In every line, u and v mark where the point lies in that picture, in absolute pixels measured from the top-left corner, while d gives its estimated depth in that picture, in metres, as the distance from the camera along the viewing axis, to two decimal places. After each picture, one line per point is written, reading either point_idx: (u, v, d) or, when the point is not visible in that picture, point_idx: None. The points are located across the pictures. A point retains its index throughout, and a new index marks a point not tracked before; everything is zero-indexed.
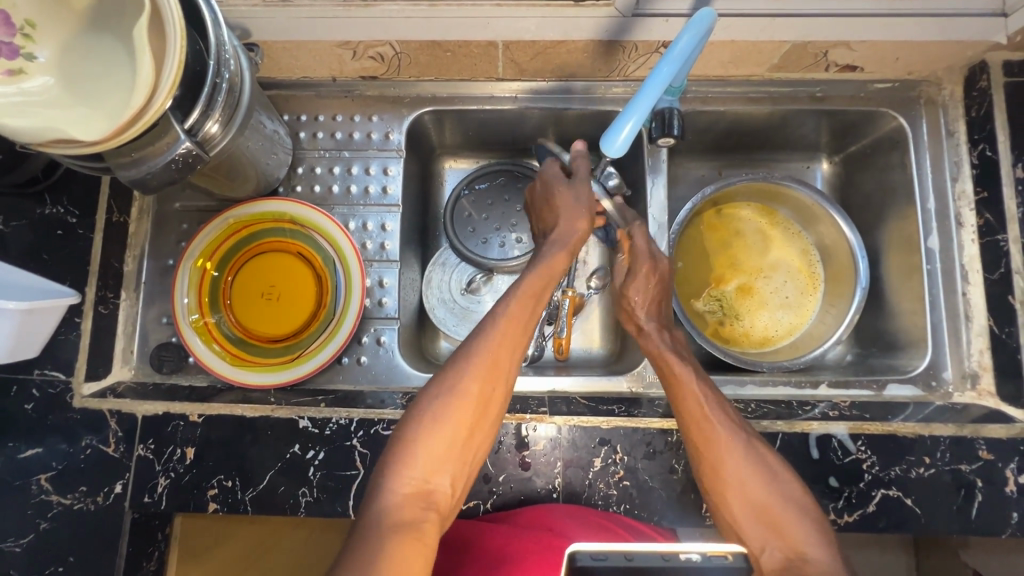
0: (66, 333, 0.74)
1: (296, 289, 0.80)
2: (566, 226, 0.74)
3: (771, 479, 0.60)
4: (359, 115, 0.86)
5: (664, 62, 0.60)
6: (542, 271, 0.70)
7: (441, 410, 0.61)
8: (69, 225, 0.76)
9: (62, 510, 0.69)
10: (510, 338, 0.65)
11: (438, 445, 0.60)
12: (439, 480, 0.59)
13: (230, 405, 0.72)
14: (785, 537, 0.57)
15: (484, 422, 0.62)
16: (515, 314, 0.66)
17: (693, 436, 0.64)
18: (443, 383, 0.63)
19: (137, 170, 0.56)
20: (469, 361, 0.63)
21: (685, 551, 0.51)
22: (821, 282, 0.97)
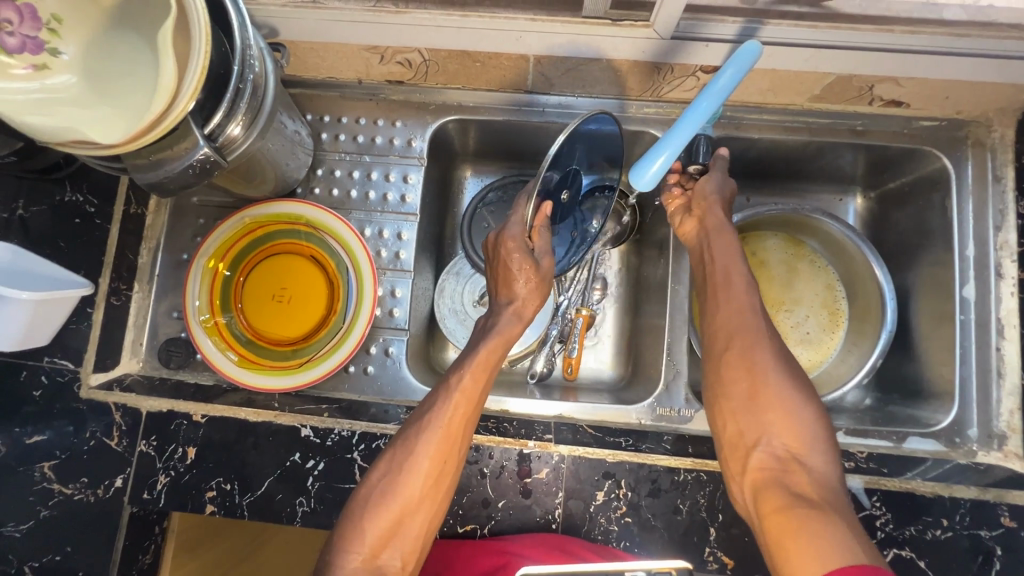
0: (77, 324, 0.73)
1: (307, 293, 0.79)
2: (526, 297, 0.77)
3: (797, 396, 0.65)
4: (382, 119, 0.85)
5: (706, 96, 0.60)
6: (494, 350, 0.73)
7: (393, 480, 0.64)
8: (87, 213, 0.75)
9: (62, 499, 0.70)
10: (464, 405, 0.67)
11: (385, 522, 0.62)
12: (389, 556, 0.62)
13: (234, 408, 0.71)
14: (792, 439, 0.63)
15: (440, 492, 0.65)
16: (465, 389, 0.68)
17: (726, 332, 0.70)
18: (398, 455, 0.65)
19: (154, 173, 0.54)
20: (430, 423, 0.65)
21: (633, 569, 0.58)
22: (844, 319, 0.94)
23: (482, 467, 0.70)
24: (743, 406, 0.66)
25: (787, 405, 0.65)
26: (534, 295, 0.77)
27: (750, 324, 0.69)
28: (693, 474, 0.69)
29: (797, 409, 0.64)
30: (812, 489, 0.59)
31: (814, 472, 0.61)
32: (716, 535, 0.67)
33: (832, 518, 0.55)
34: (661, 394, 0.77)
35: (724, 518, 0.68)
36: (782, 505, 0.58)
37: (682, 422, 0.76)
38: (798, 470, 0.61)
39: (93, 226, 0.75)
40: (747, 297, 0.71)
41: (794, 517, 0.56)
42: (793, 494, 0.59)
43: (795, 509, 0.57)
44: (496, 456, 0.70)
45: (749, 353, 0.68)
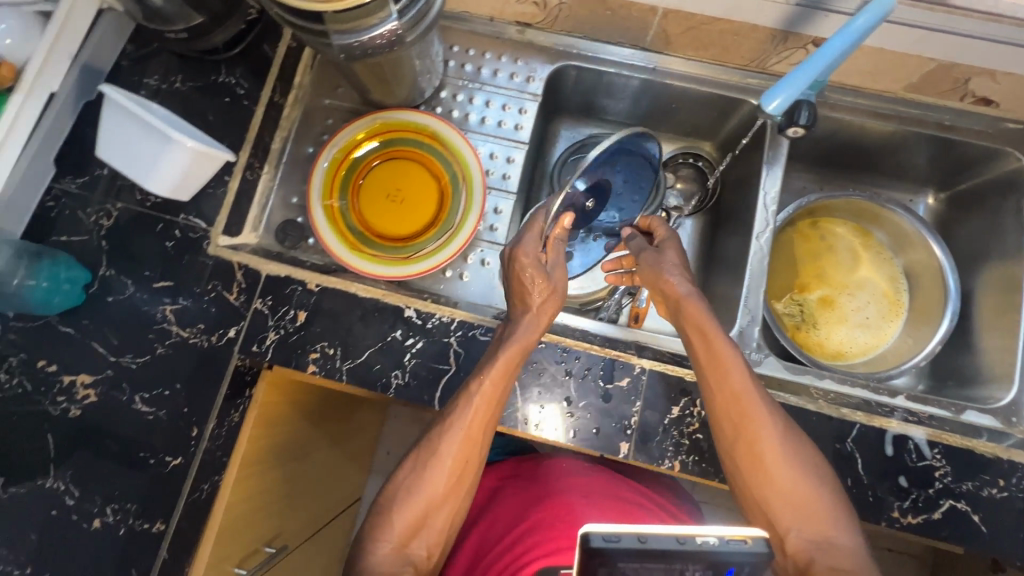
0: (215, 189, 0.80)
1: (419, 199, 0.85)
2: (541, 307, 0.71)
3: (809, 465, 0.65)
4: (506, 56, 0.91)
5: (838, 36, 0.66)
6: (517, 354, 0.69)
7: (418, 480, 0.67)
8: (237, 94, 0.83)
9: (178, 340, 0.76)
10: (486, 414, 0.68)
11: (412, 515, 0.66)
12: (416, 545, 0.66)
13: (346, 283, 0.77)
14: (819, 523, 0.62)
15: (462, 485, 0.68)
16: (485, 395, 0.68)
17: (720, 394, 0.67)
18: (424, 453, 0.69)
19: (347, 37, 0.61)
20: (454, 430, 0.67)
21: (702, 534, 0.50)
22: (904, 309, 0.99)
23: (568, 368, 0.75)
24: (762, 490, 0.65)
25: (807, 482, 0.64)
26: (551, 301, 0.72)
27: (757, 403, 0.66)
28: None
29: (808, 479, 0.64)
30: (846, 564, 0.59)
31: (845, 549, 0.61)
32: None
33: None
34: (734, 338, 0.82)
35: None
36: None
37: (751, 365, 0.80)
38: (828, 546, 0.61)
39: (240, 106, 0.83)
40: (751, 377, 0.67)
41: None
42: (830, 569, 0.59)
43: None
44: (583, 359, 0.75)
45: (750, 421, 0.66)
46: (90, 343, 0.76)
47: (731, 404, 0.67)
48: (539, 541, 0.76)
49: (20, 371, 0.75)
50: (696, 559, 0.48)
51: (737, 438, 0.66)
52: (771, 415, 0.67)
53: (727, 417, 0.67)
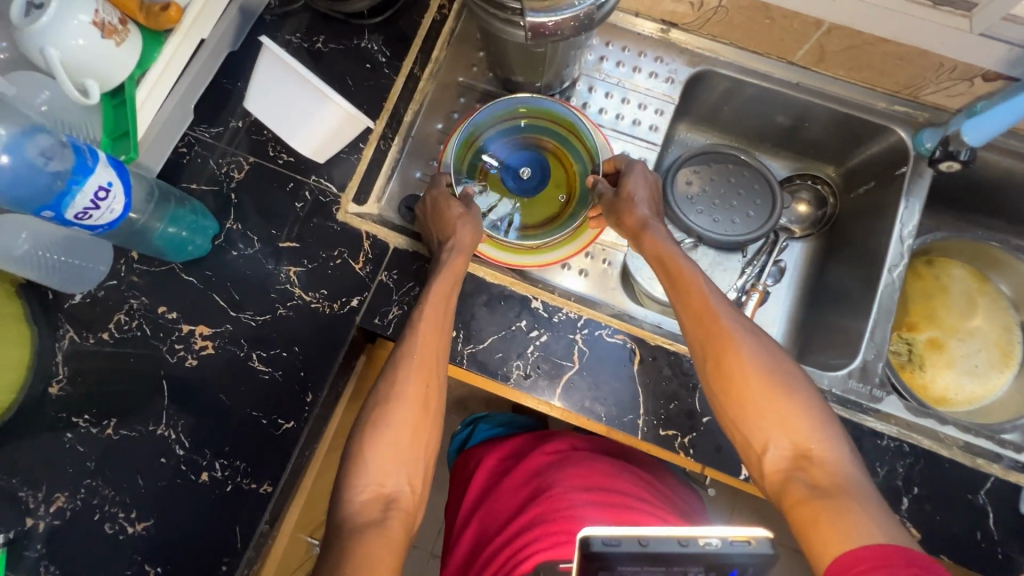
0: (348, 154, 0.79)
1: (544, 191, 0.83)
2: (462, 230, 0.72)
3: (783, 381, 0.63)
4: (648, 54, 0.90)
5: None
6: (451, 276, 0.70)
7: (382, 415, 0.65)
8: (379, 62, 0.82)
9: (299, 303, 0.75)
10: (434, 338, 0.68)
11: (384, 454, 0.63)
12: (395, 483, 0.63)
13: (475, 266, 0.76)
14: (796, 436, 0.60)
15: (430, 419, 0.67)
16: (431, 319, 0.68)
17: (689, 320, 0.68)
18: (380, 388, 0.67)
19: (546, 15, 0.58)
20: (408, 360, 0.66)
21: (705, 535, 0.51)
22: (1016, 362, 0.95)
23: (694, 381, 0.72)
24: (744, 413, 0.63)
25: (786, 399, 0.62)
26: (470, 229, 0.73)
27: (731, 329, 0.65)
28: (896, 442, 0.71)
29: (788, 397, 0.62)
30: (828, 482, 0.57)
31: (828, 464, 0.58)
32: (907, 505, 0.68)
33: (857, 505, 0.53)
34: (857, 372, 0.79)
35: (919, 491, 0.69)
36: (815, 507, 0.55)
37: (874, 401, 0.77)
38: (811, 461, 0.59)
39: (380, 74, 0.82)
40: (714, 294, 0.67)
41: (823, 518, 0.53)
42: (812, 486, 0.57)
43: (824, 504, 0.55)
44: None
45: (723, 348, 0.65)
46: (212, 295, 0.75)
47: (711, 338, 0.66)
48: (538, 534, 0.69)
49: (140, 315, 0.74)
50: (698, 560, 0.50)
51: (716, 368, 0.65)
52: (741, 332, 0.66)
53: (699, 342, 0.67)
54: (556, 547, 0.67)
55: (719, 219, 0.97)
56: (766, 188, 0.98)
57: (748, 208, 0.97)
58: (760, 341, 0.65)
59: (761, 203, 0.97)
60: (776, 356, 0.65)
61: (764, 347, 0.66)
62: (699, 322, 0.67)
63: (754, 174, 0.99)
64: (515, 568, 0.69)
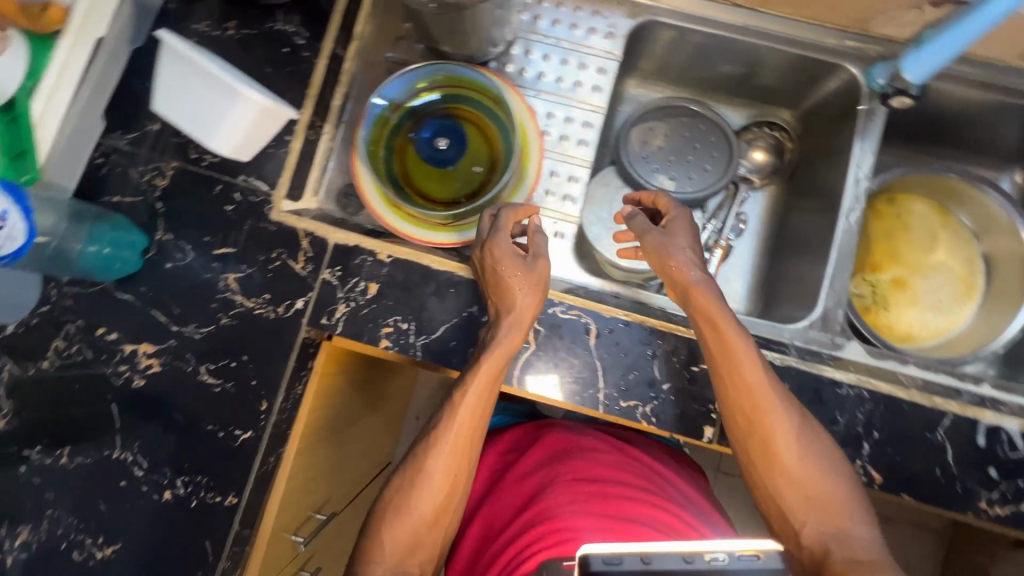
0: (276, 149, 0.75)
1: (463, 164, 0.78)
2: (524, 306, 0.66)
3: (827, 466, 0.64)
4: (585, 9, 0.85)
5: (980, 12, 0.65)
6: (502, 361, 0.66)
7: (409, 497, 0.66)
8: (297, 45, 0.76)
9: (243, 311, 0.72)
10: (470, 424, 0.67)
11: (404, 534, 0.65)
12: (411, 562, 0.65)
13: (419, 255, 0.73)
14: (823, 506, 0.62)
15: (453, 501, 0.68)
16: (474, 402, 0.66)
17: (725, 388, 0.66)
18: (411, 467, 0.67)
19: None
20: (442, 445, 0.66)
21: (710, 551, 0.44)
22: (978, 293, 0.95)
23: (651, 349, 0.71)
24: (776, 480, 0.64)
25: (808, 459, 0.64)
26: (531, 301, 0.67)
27: (759, 385, 0.65)
28: (856, 389, 0.71)
29: (827, 478, 0.63)
30: (865, 556, 0.58)
31: (856, 534, 0.61)
32: (868, 450, 0.69)
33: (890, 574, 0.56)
34: (817, 321, 0.79)
35: (879, 436, 0.70)
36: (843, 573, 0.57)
37: (835, 348, 0.77)
38: (846, 537, 0.60)
39: (300, 58, 0.76)
40: (759, 362, 0.65)
41: None
42: (847, 558, 0.58)
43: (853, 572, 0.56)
44: (668, 341, 0.71)
45: (765, 422, 0.64)
46: (151, 311, 0.72)
47: (750, 412, 0.65)
48: (543, 533, 0.67)
49: (80, 338, 0.72)
50: None
51: (745, 420, 0.65)
52: (788, 412, 0.65)
53: (738, 411, 0.66)
54: (559, 544, 0.64)
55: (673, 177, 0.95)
56: (722, 140, 0.95)
57: (703, 162, 0.95)
58: (805, 426, 0.65)
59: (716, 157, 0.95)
60: (821, 437, 0.65)
61: (810, 427, 0.66)
62: (739, 394, 0.65)
63: (707, 126, 0.95)
64: (516, 566, 0.66)
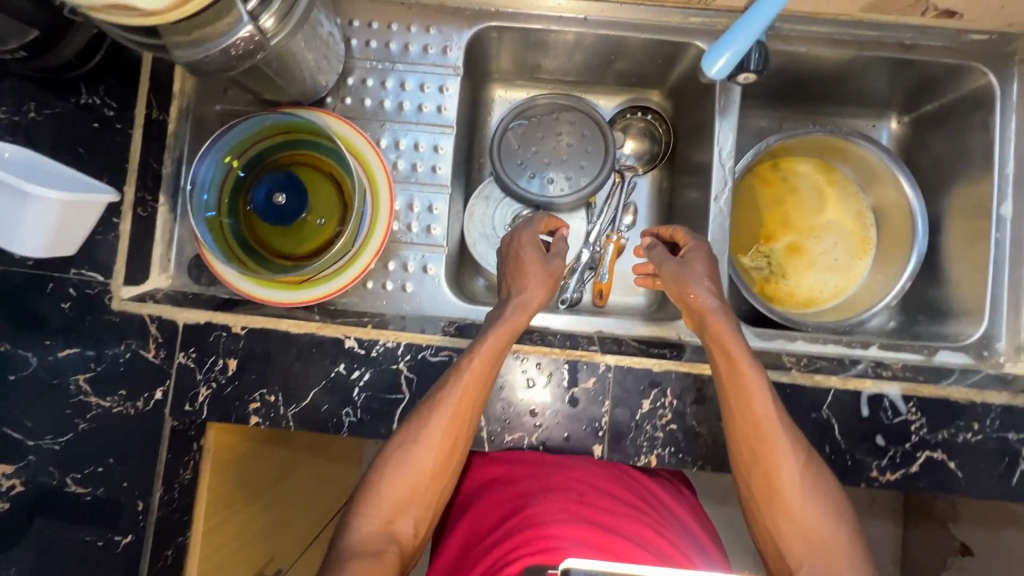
0: (104, 234, 0.69)
1: (310, 214, 0.73)
2: (534, 287, 0.72)
3: (834, 503, 0.60)
4: (415, 25, 0.78)
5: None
6: (502, 336, 0.66)
7: (407, 454, 0.63)
8: (107, 117, 0.70)
9: (100, 412, 0.68)
10: (477, 391, 0.64)
11: (398, 493, 0.62)
12: (402, 522, 0.62)
13: (274, 321, 0.69)
14: (802, 509, 0.60)
15: (449, 468, 0.65)
16: (479, 372, 0.64)
17: (737, 411, 0.62)
18: (410, 428, 0.64)
19: (195, 52, 0.50)
20: (443, 408, 0.63)
21: None
22: (872, 246, 0.95)
23: (529, 377, 0.69)
24: (777, 514, 0.60)
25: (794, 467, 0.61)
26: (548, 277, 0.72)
27: (760, 383, 0.62)
28: None
29: (831, 520, 0.59)
30: None
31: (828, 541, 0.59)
32: None
33: None
34: None
35: None
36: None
37: None
38: None
39: (114, 131, 0.71)
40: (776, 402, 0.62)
41: None
42: None
43: None
44: (544, 366, 0.69)
45: (772, 450, 0.61)
46: None
47: (757, 440, 0.62)
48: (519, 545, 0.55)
49: None
50: None
51: (738, 416, 0.63)
52: (797, 446, 0.62)
53: (746, 442, 0.62)
54: (545, 553, 0.52)
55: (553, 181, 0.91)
56: (593, 130, 0.92)
57: (579, 158, 0.92)
58: (812, 465, 0.61)
59: (591, 150, 0.91)
60: (826, 475, 0.62)
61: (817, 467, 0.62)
62: (747, 415, 0.62)
63: (574, 118, 0.92)
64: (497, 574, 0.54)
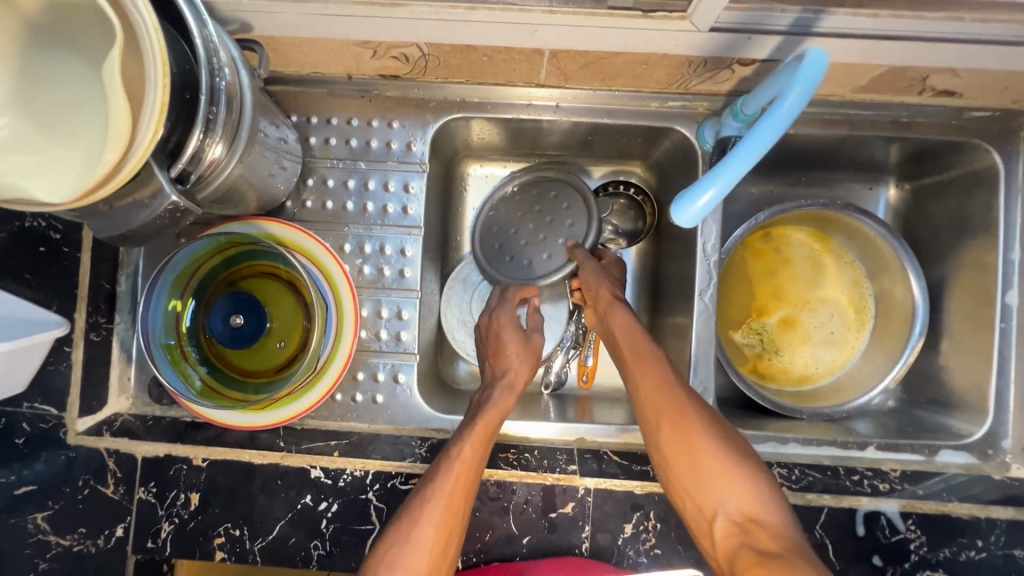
0: (56, 364, 0.67)
1: (269, 332, 0.70)
2: (517, 368, 0.75)
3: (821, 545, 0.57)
4: (377, 119, 0.75)
5: (768, 120, 0.48)
6: (495, 415, 0.67)
7: (398, 559, 0.59)
8: (53, 240, 0.67)
9: (60, 550, 0.65)
10: (468, 477, 0.62)
11: None
12: None
13: (237, 451, 0.67)
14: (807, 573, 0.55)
15: (442, 570, 0.60)
16: (469, 455, 0.63)
17: (676, 454, 0.63)
18: (400, 526, 0.60)
19: (116, 223, 0.47)
20: (432, 499, 0.60)
21: None
22: (870, 319, 0.90)
23: (505, 503, 0.66)
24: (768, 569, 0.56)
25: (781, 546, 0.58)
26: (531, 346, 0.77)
27: (719, 460, 0.61)
28: None
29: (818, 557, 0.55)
30: None
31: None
32: None
33: None
34: None
35: None
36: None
37: None
38: None
39: (61, 254, 0.67)
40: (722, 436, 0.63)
41: None
42: None
43: None
44: (519, 491, 0.66)
45: (736, 493, 0.60)
46: None
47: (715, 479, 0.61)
48: None
49: None
50: None
51: (686, 459, 0.62)
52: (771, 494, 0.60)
53: (705, 479, 0.61)
54: None
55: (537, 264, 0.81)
56: (578, 202, 0.80)
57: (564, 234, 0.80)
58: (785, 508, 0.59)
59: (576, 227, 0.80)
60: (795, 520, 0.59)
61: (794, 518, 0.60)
62: (700, 455, 0.62)
63: (556, 189, 0.81)
64: None
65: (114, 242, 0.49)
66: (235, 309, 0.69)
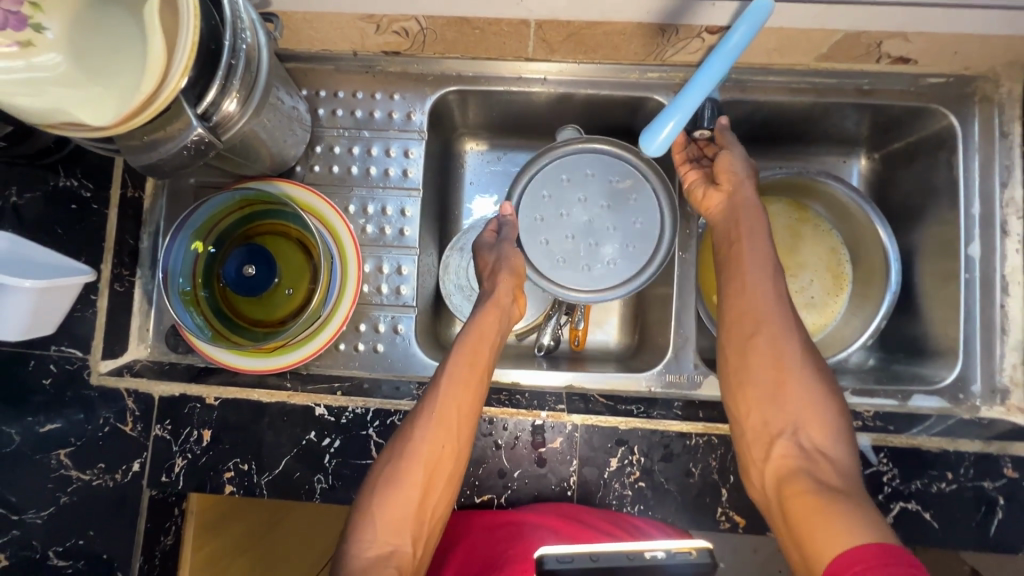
0: (82, 311, 0.72)
1: (277, 285, 0.75)
2: (502, 291, 0.75)
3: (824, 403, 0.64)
4: (380, 92, 0.82)
5: (716, 57, 0.65)
6: (476, 336, 0.72)
7: (395, 472, 0.64)
8: (82, 199, 0.73)
9: (81, 484, 0.70)
10: (457, 398, 0.67)
11: (392, 512, 0.64)
12: (400, 539, 0.63)
13: (246, 390, 0.72)
14: (809, 419, 0.63)
15: (441, 482, 0.66)
16: (456, 376, 0.68)
17: (733, 276, 0.70)
18: (397, 443, 0.66)
19: (149, 154, 0.54)
20: (424, 418, 0.66)
21: (650, 550, 0.57)
22: (848, 282, 0.94)
23: (497, 439, 0.70)
24: (762, 395, 0.66)
25: (809, 393, 0.64)
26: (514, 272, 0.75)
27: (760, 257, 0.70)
28: (705, 437, 0.70)
29: (819, 409, 0.64)
30: (837, 483, 0.58)
31: (837, 462, 0.61)
32: (727, 495, 0.69)
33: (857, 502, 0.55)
34: (670, 361, 0.78)
35: (735, 479, 0.69)
36: (806, 496, 0.57)
37: (691, 389, 0.78)
38: (821, 464, 0.61)
39: (90, 212, 0.73)
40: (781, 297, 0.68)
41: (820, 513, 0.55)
42: (816, 483, 0.58)
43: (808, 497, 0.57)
44: (510, 427, 0.70)
45: (775, 340, 0.67)
46: None
47: (751, 316, 0.68)
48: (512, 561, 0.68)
49: None
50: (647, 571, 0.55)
51: (736, 297, 0.70)
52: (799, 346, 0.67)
53: (746, 323, 0.68)
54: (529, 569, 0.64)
55: (561, 246, 0.79)
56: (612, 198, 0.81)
57: (602, 223, 0.79)
58: (812, 367, 0.66)
59: (614, 228, 0.79)
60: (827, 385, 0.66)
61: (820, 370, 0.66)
62: (753, 298, 0.69)
63: (618, 167, 0.80)
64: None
65: (143, 171, 0.57)
66: (247, 262, 0.75)
